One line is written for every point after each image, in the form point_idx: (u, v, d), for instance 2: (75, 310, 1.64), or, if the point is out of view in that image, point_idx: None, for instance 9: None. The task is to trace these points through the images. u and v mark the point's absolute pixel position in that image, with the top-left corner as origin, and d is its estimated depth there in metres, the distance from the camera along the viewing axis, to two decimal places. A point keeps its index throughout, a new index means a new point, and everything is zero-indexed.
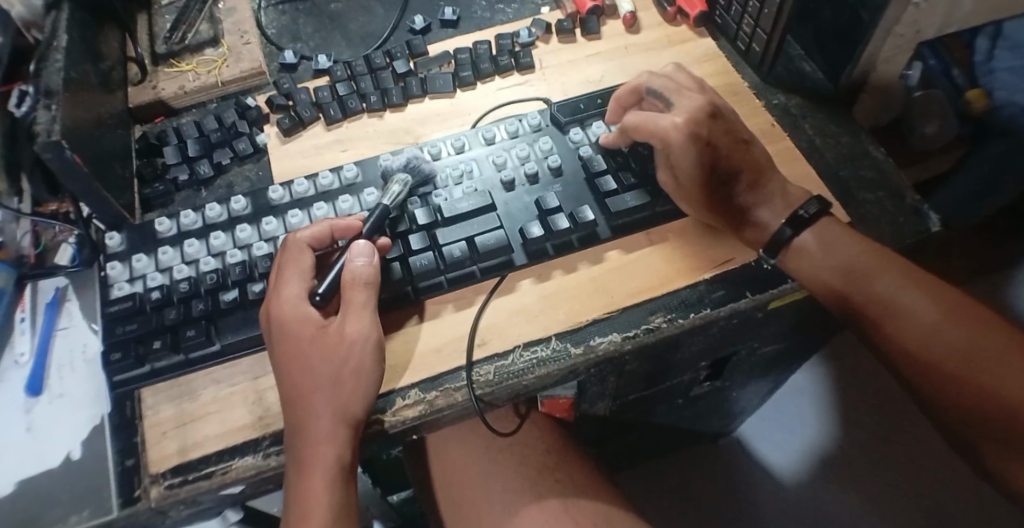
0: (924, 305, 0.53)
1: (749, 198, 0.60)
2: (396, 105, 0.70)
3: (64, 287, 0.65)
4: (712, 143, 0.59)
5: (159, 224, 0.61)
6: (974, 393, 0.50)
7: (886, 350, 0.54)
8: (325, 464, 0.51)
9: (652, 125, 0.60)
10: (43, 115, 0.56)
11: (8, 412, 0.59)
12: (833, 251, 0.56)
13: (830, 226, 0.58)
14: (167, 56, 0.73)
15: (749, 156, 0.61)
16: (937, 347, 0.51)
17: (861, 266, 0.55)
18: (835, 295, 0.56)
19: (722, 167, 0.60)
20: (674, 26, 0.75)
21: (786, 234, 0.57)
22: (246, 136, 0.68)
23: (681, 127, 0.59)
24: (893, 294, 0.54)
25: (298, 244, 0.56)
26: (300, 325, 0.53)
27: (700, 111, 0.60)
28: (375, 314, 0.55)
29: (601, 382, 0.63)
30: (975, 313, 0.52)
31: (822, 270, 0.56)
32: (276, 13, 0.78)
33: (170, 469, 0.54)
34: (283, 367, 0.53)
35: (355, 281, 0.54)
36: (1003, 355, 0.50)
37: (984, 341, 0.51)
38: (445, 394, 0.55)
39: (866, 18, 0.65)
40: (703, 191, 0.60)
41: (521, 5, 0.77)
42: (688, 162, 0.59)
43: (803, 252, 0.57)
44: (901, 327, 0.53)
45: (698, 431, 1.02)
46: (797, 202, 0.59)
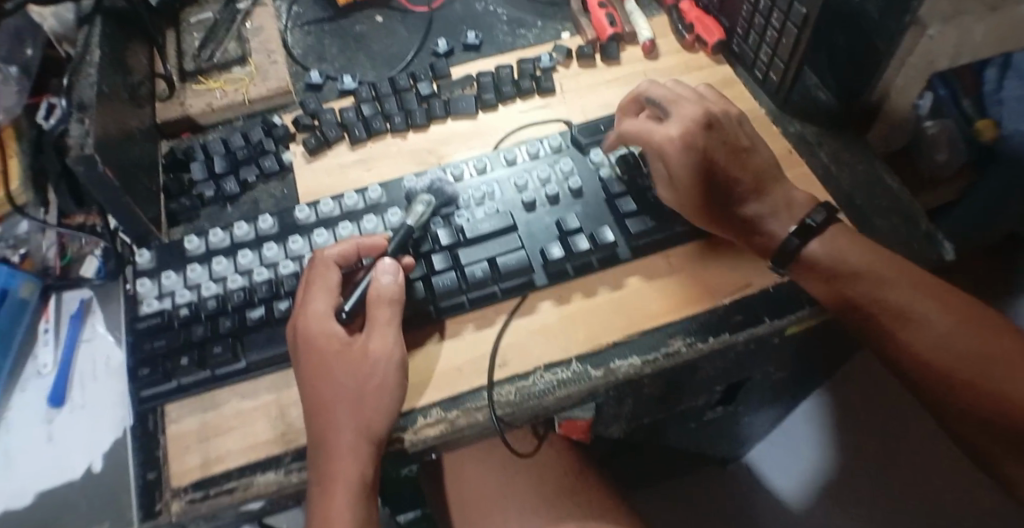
0: (935, 311, 0.53)
1: (755, 208, 0.60)
2: (419, 126, 0.71)
3: (88, 298, 0.66)
4: (706, 152, 0.60)
5: (188, 242, 0.62)
6: (984, 399, 0.50)
7: (894, 357, 0.54)
8: (348, 479, 0.51)
9: (648, 137, 0.61)
10: (76, 128, 0.57)
11: (31, 422, 0.60)
12: (843, 258, 0.56)
13: (838, 234, 0.58)
14: (195, 73, 0.74)
15: (748, 167, 0.61)
16: (949, 352, 0.52)
17: (870, 272, 0.55)
18: (843, 302, 0.56)
19: (721, 177, 0.61)
20: (692, 54, 0.76)
21: (793, 243, 0.58)
22: (272, 154, 0.69)
23: (676, 138, 0.60)
24: (903, 301, 0.54)
25: (324, 261, 0.57)
26: (328, 340, 0.54)
27: (695, 121, 0.61)
28: (398, 331, 0.56)
29: (619, 404, 0.63)
30: (983, 319, 0.52)
31: (831, 277, 0.56)
32: (302, 33, 0.80)
33: (192, 483, 0.54)
34: (308, 383, 0.54)
35: (380, 299, 0.56)
36: (1011, 360, 0.50)
37: (992, 346, 0.51)
38: (466, 414, 0.56)
39: (880, 47, 0.65)
40: (705, 204, 0.60)
41: (542, 30, 0.79)
42: (684, 171, 0.60)
43: (814, 261, 0.57)
44: (913, 333, 0.53)
45: (707, 454, 1.02)
46: (804, 210, 0.60)
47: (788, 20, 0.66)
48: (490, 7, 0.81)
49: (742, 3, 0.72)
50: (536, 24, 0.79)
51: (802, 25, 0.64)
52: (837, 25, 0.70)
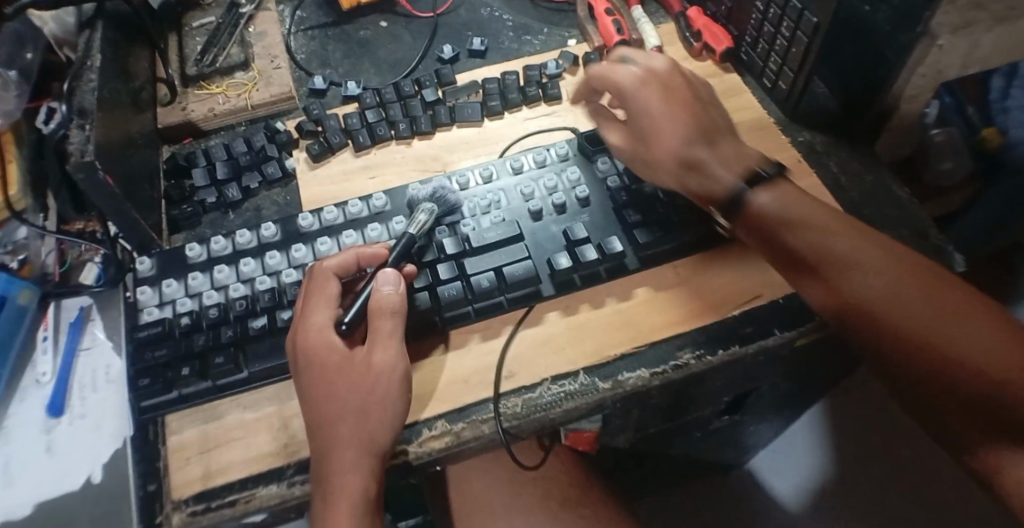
0: (883, 265, 0.49)
1: (703, 153, 0.58)
2: (425, 133, 0.70)
3: (87, 306, 0.65)
4: (667, 89, 0.60)
5: (189, 249, 0.61)
6: (952, 369, 0.45)
7: (853, 325, 0.50)
8: (355, 493, 0.50)
9: (608, 74, 0.62)
10: (77, 134, 0.56)
11: (29, 432, 0.59)
12: (789, 210, 0.53)
13: (787, 188, 0.54)
14: (198, 78, 0.73)
15: (708, 118, 0.60)
16: (897, 308, 0.47)
17: (814, 224, 0.52)
18: (797, 265, 0.52)
19: (675, 118, 0.59)
20: (699, 61, 0.76)
21: (739, 190, 0.55)
22: (274, 160, 0.68)
23: (632, 74, 0.61)
24: (848, 253, 0.50)
25: (324, 272, 0.56)
26: (330, 353, 0.53)
27: (659, 66, 0.62)
28: (401, 343, 0.55)
29: (625, 415, 0.62)
30: (952, 285, 0.48)
31: (774, 229, 0.53)
32: (306, 38, 0.79)
33: (193, 496, 0.53)
34: (309, 396, 0.53)
35: (382, 310, 0.54)
36: (986, 328, 0.45)
37: (962, 312, 0.46)
38: (471, 426, 0.55)
39: (890, 57, 0.64)
40: (655, 139, 0.59)
41: (548, 37, 0.78)
42: (635, 102, 0.60)
43: (758, 211, 0.54)
44: (857, 287, 0.49)
45: (711, 463, 1.01)
46: (753, 163, 0.57)
47: (797, 29, 0.66)
48: (496, 13, 0.80)
49: (751, 11, 0.71)
50: (542, 31, 0.79)
51: (812, 33, 0.64)
52: (845, 34, 0.68)
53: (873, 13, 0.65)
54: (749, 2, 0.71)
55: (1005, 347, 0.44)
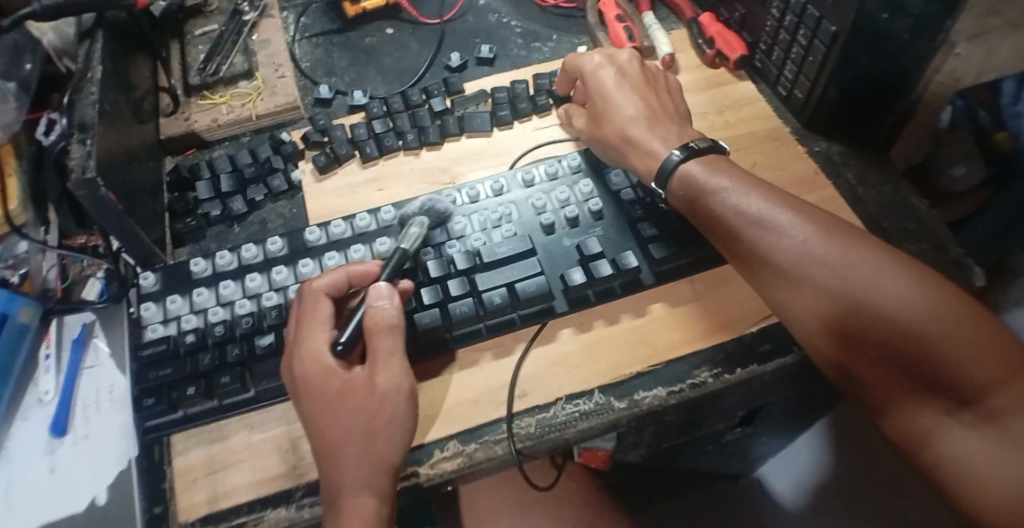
0: (798, 223, 0.51)
1: (640, 131, 0.62)
2: (433, 144, 0.69)
3: (89, 323, 0.64)
4: (622, 76, 0.65)
5: (194, 264, 0.60)
6: (868, 322, 0.46)
7: (775, 285, 0.51)
8: (372, 514, 0.49)
9: (572, 60, 0.67)
10: (78, 150, 0.55)
11: (32, 452, 0.58)
12: (714, 175, 0.55)
13: (715, 159, 0.57)
14: (200, 87, 0.72)
15: (662, 104, 0.64)
16: (810, 262, 0.49)
17: (736, 187, 0.54)
18: (722, 229, 0.54)
19: (624, 102, 0.64)
20: (713, 69, 0.74)
21: (673, 160, 0.58)
22: (280, 172, 0.67)
23: (595, 60, 0.66)
24: (765, 212, 0.52)
25: (313, 293, 0.54)
26: (328, 378, 0.51)
27: (622, 55, 0.67)
28: (404, 360, 0.53)
29: (639, 432, 0.61)
30: (870, 242, 0.49)
31: (700, 194, 0.55)
32: (310, 45, 0.78)
33: (200, 519, 0.52)
34: (314, 421, 0.51)
35: (380, 327, 0.52)
36: (903, 281, 0.46)
37: (879, 266, 0.47)
38: (484, 447, 0.54)
39: (909, 67, 0.63)
40: (604, 122, 0.64)
41: (558, 44, 0.77)
42: (594, 87, 0.65)
43: (688, 178, 0.57)
44: (773, 246, 0.51)
45: (722, 472, 1.00)
46: (691, 139, 0.60)
47: (815, 38, 0.64)
48: (504, 19, 0.79)
49: (766, 18, 0.70)
50: (551, 37, 0.77)
51: (831, 42, 0.63)
52: (861, 45, 0.62)
53: (890, 22, 0.60)
54: (765, 8, 0.70)
55: (920, 298, 0.45)
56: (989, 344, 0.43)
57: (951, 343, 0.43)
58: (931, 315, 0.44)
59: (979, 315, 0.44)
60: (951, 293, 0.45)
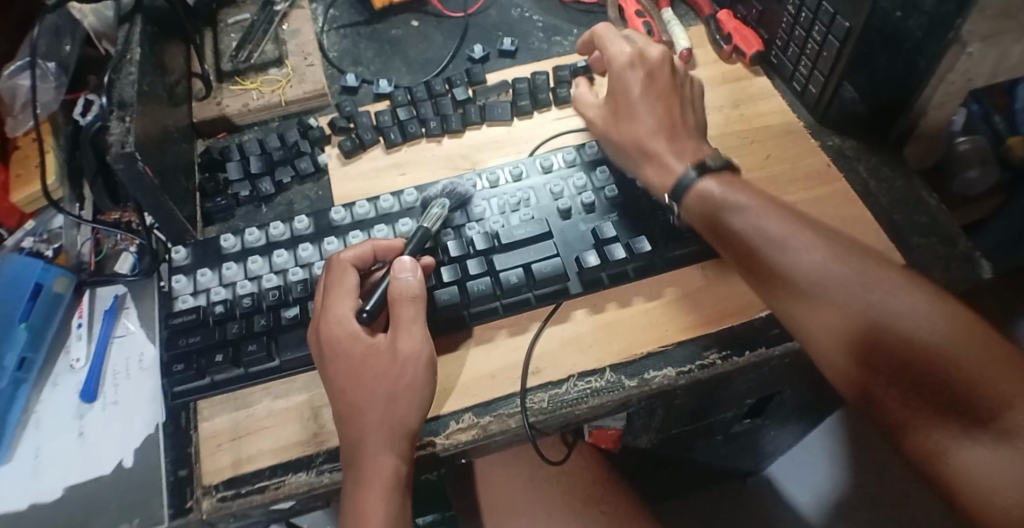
0: (812, 242, 0.51)
1: (658, 145, 0.62)
2: (455, 131, 0.71)
3: (121, 294, 0.66)
4: (652, 77, 0.64)
5: (223, 240, 0.62)
6: (873, 334, 0.46)
7: (787, 304, 0.51)
8: (391, 474, 0.51)
9: (606, 53, 0.66)
10: (117, 126, 0.57)
11: (63, 416, 0.60)
12: (727, 192, 0.55)
13: (730, 177, 0.57)
14: (232, 73, 0.74)
15: (682, 112, 0.64)
16: (822, 280, 0.49)
17: (750, 205, 0.54)
18: (736, 248, 0.54)
19: (646, 111, 0.63)
20: (729, 65, 0.76)
21: (688, 177, 0.58)
22: (308, 156, 0.69)
23: (626, 55, 0.64)
24: (778, 231, 0.52)
25: (341, 263, 0.56)
26: (353, 347, 0.53)
27: (654, 52, 0.64)
28: (423, 330, 0.55)
29: (649, 415, 0.63)
30: (884, 264, 0.48)
31: (713, 210, 0.55)
32: (338, 36, 0.81)
33: (224, 482, 0.54)
34: (339, 386, 0.53)
35: (401, 297, 0.54)
36: (906, 294, 0.46)
37: (881, 279, 0.48)
38: (498, 420, 0.56)
39: (921, 65, 0.64)
40: (622, 127, 0.64)
41: (578, 38, 0.79)
42: (619, 87, 0.65)
43: (701, 194, 0.57)
44: (787, 264, 0.51)
45: (730, 469, 1.01)
46: (707, 153, 0.60)
47: (829, 33, 0.66)
48: (526, 14, 0.81)
49: (783, 14, 0.72)
50: (572, 32, 0.80)
51: (844, 38, 0.64)
52: (878, 43, 0.69)
53: (904, 19, 0.66)
54: (782, 5, 0.71)
55: (932, 318, 0.45)
56: (991, 351, 0.43)
57: (954, 351, 0.43)
58: (935, 326, 0.44)
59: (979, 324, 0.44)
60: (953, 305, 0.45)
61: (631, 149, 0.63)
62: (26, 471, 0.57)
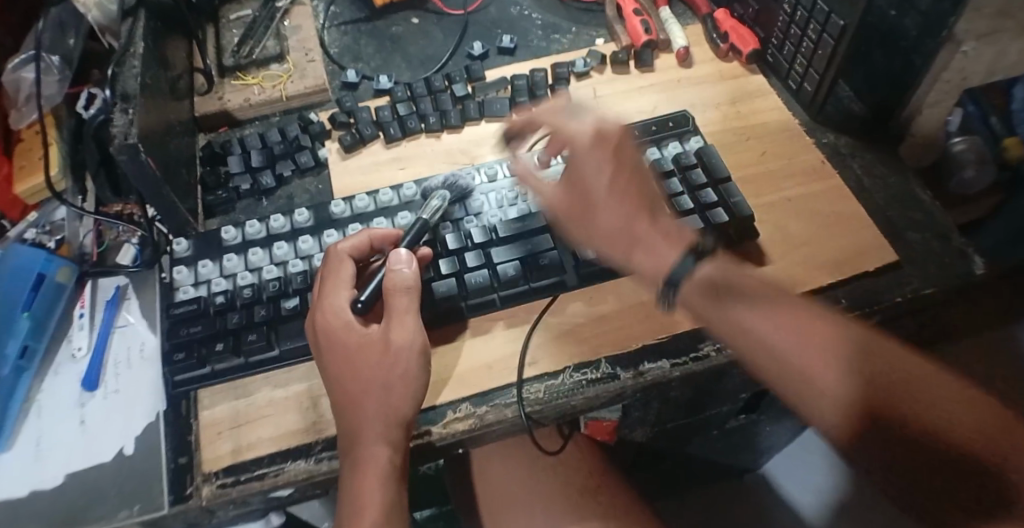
0: (826, 330, 0.48)
1: (645, 230, 0.55)
2: (454, 127, 0.72)
3: (123, 285, 0.66)
4: (617, 152, 0.57)
5: (225, 232, 0.63)
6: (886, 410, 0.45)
7: (813, 400, 0.47)
8: (388, 462, 0.52)
9: (561, 129, 0.60)
10: (120, 118, 0.58)
11: (64, 405, 0.61)
12: (726, 275, 0.51)
13: (721, 256, 0.53)
14: (234, 69, 0.75)
15: (651, 189, 0.57)
16: (850, 373, 0.46)
17: (753, 291, 0.50)
18: (752, 340, 0.49)
19: (619, 190, 0.56)
20: (726, 62, 0.77)
21: (688, 262, 0.52)
22: (308, 150, 0.70)
23: (586, 133, 0.58)
24: (789, 318, 0.49)
25: (338, 254, 0.57)
26: (349, 337, 0.54)
27: (612, 124, 0.59)
28: (417, 320, 0.55)
29: (645, 407, 0.64)
30: (896, 350, 0.48)
31: (719, 296, 0.51)
32: (339, 33, 0.81)
33: (224, 469, 0.55)
34: (335, 376, 0.54)
35: (395, 287, 0.55)
36: (907, 367, 0.46)
37: (903, 366, 0.47)
38: (495, 410, 0.56)
39: (917, 63, 0.65)
40: (595, 212, 0.57)
41: (576, 36, 0.80)
42: (583, 166, 0.58)
43: (697, 278, 0.52)
44: (811, 355, 0.47)
45: (726, 466, 1.01)
46: (689, 237, 0.55)
47: (824, 32, 0.67)
48: (525, 12, 0.82)
49: (778, 13, 0.73)
50: (571, 30, 0.80)
51: (839, 36, 0.65)
52: (875, 41, 0.68)
53: (899, 18, 0.65)
54: (778, 4, 0.72)
55: (960, 406, 0.45)
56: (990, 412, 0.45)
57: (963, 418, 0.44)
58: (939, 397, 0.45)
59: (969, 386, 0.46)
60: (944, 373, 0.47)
61: (615, 248, 0.56)
62: (27, 459, 0.58)
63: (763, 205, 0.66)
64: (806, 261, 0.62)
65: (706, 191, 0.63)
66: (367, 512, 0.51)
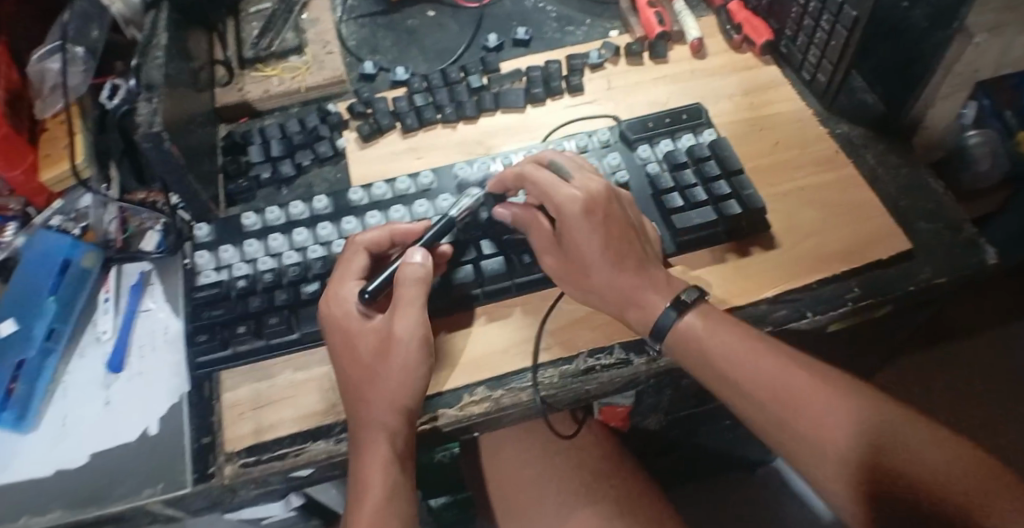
0: (813, 386, 0.53)
1: (651, 296, 0.57)
2: (470, 118, 0.73)
3: (146, 271, 0.68)
4: (609, 219, 0.57)
5: (246, 218, 0.65)
6: (880, 472, 0.50)
7: (806, 455, 0.52)
8: (383, 445, 0.53)
9: (550, 196, 0.58)
10: (145, 107, 0.59)
11: (91, 386, 0.62)
12: (717, 332, 0.55)
13: (710, 311, 0.57)
14: (254, 60, 0.77)
15: (640, 249, 0.58)
16: (837, 430, 0.51)
17: (743, 348, 0.54)
18: (746, 400, 0.55)
19: (619, 256, 0.57)
20: (739, 54, 0.77)
21: (671, 316, 0.56)
22: (326, 140, 0.71)
23: (578, 203, 0.57)
24: (778, 375, 0.54)
25: (354, 247, 0.59)
26: (353, 326, 0.56)
27: (599, 188, 0.58)
28: (421, 311, 0.56)
29: (657, 394, 0.65)
30: (878, 402, 0.52)
31: (713, 354, 0.55)
32: (356, 26, 0.83)
33: (245, 449, 0.57)
34: (341, 364, 0.56)
35: (405, 278, 0.56)
36: (899, 429, 0.51)
37: (886, 421, 0.51)
38: (511, 394, 0.57)
39: (928, 53, 0.66)
40: (594, 278, 0.58)
41: (591, 28, 0.81)
42: (577, 237, 0.57)
43: (691, 335, 0.56)
44: (799, 412, 0.53)
45: (737, 457, 1.01)
46: (679, 288, 0.58)
47: (837, 23, 0.67)
48: (540, 4, 0.83)
49: (792, 5, 0.73)
50: (585, 22, 0.81)
51: (852, 27, 0.66)
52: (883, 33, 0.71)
53: (910, 10, 0.67)
54: None
55: (945, 459, 0.49)
56: (980, 468, 0.48)
57: (954, 477, 0.48)
58: (930, 455, 0.49)
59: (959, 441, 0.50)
60: (936, 428, 0.51)
61: (607, 306, 0.59)
62: (54, 438, 0.59)
63: (775, 194, 0.66)
64: (818, 250, 0.63)
65: (720, 183, 0.64)
66: (371, 489, 0.54)
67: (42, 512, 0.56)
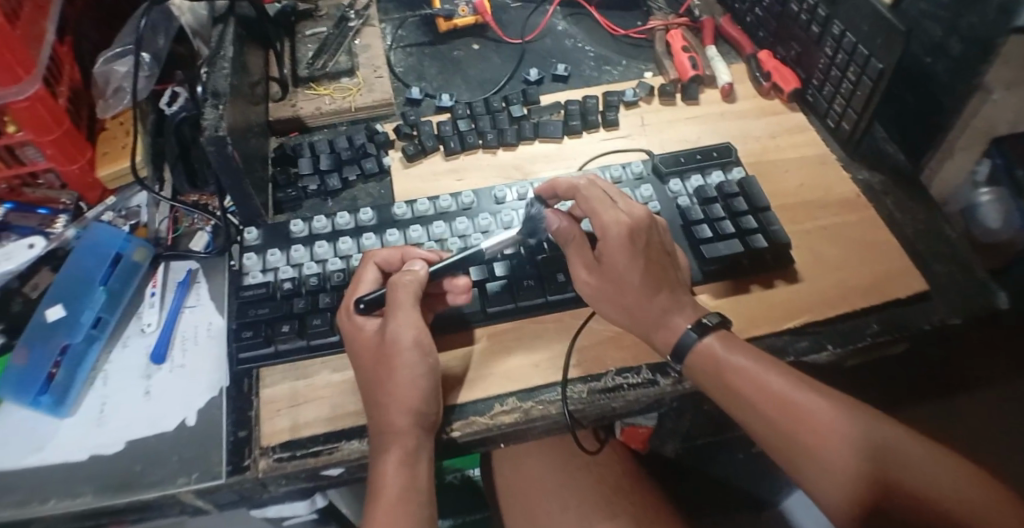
0: (823, 407, 0.55)
1: (679, 320, 0.59)
2: (510, 145, 0.77)
3: (194, 269, 0.71)
4: (646, 246, 0.60)
5: (294, 225, 0.68)
6: (894, 496, 0.52)
7: (816, 473, 0.54)
8: (394, 444, 0.55)
9: (595, 216, 0.60)
10: (211, 112, 0.63)
11: (132, 375, 0.64)
12: (732, 350, 0.57)
13: (728, 335, 0.59)
14: (308, 79, 0.81)
15: (670, 273, 0.61)
16: (847, 449, 0.53)
17: (756, 367, 0.56)
18: (760, 417, 0.56)
19: (652, 280, 0.59)
20: (767, 100, 0.82)
21: (690, 337, 0.58)
22: (373, 157, 0.75)
23: (622, 226, 0.59)
24: (792, 394, 0.55)
25: (369, 258, 0.63)
26: (356, 335, 0.59)
27: (640, 214, 0.61)
28: (415, 314, 0.59)
29: (678, 418, 0.67)
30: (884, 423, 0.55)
31: (726, 371, 0.57)
32: (404, 54, 0.87)
33: (280, 444, 0.59)
34: (359, 365, 0.58)
35: (399, 284, 0.59)
36: (905, 451, 0.54)
37: (892, 441, 0.54)
38: (540, 405, 0.60)
39: (946, 103, 0.72)
40: (626, 298, 0.60)
41: (626, 68, 0.85)
42: (614, 258, 0.59)
43: (706, 352, 0.58)
44: (811, 430, 0.54)
45: (747, 495, 1.02)
46: (702, 312, 0.61)
47: (863, 74, 0.71)
48: (579, 44, 0.88)
49: (819, 56, 0.78)
50: (621, 62, 0.86)
51: (877, 78, 0.70)
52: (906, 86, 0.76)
53: (933, 64, 0.73)
54: (817, 48, 0.77)
55: (946, 480, 0.52)
56: (977, 482, 0.52)
57: (956, 495, 0.51)
58: (938, 480, 0.52)
59: (955, 461, 0.54)
60: (935, 449, 0.54)
61: (634, 326, 0.61)
62: (91, 421, 0.61)
63: (798, 231, 0.70)
64: (839, 286, 0.65)
65: (747, 218, 0.67)
66: (386, 489, 0.55)
67: (71, 496, 0.57)
